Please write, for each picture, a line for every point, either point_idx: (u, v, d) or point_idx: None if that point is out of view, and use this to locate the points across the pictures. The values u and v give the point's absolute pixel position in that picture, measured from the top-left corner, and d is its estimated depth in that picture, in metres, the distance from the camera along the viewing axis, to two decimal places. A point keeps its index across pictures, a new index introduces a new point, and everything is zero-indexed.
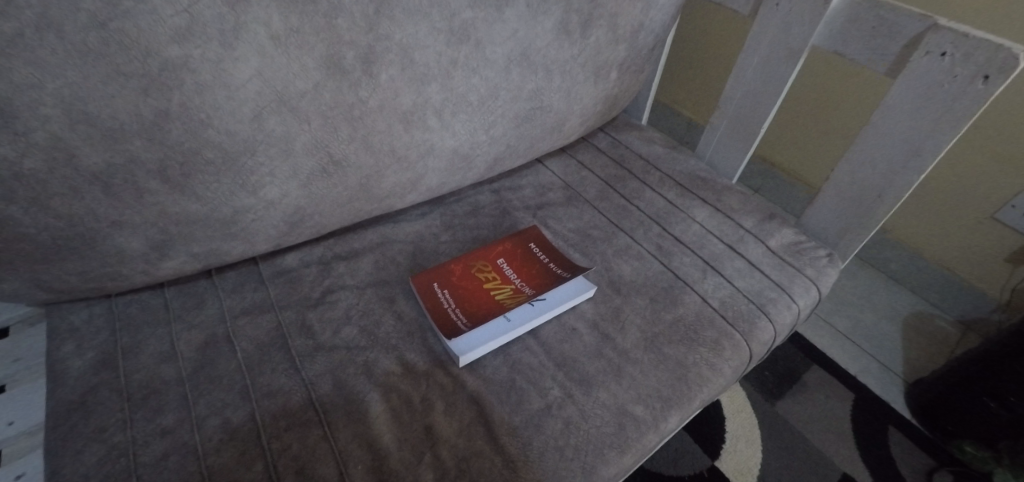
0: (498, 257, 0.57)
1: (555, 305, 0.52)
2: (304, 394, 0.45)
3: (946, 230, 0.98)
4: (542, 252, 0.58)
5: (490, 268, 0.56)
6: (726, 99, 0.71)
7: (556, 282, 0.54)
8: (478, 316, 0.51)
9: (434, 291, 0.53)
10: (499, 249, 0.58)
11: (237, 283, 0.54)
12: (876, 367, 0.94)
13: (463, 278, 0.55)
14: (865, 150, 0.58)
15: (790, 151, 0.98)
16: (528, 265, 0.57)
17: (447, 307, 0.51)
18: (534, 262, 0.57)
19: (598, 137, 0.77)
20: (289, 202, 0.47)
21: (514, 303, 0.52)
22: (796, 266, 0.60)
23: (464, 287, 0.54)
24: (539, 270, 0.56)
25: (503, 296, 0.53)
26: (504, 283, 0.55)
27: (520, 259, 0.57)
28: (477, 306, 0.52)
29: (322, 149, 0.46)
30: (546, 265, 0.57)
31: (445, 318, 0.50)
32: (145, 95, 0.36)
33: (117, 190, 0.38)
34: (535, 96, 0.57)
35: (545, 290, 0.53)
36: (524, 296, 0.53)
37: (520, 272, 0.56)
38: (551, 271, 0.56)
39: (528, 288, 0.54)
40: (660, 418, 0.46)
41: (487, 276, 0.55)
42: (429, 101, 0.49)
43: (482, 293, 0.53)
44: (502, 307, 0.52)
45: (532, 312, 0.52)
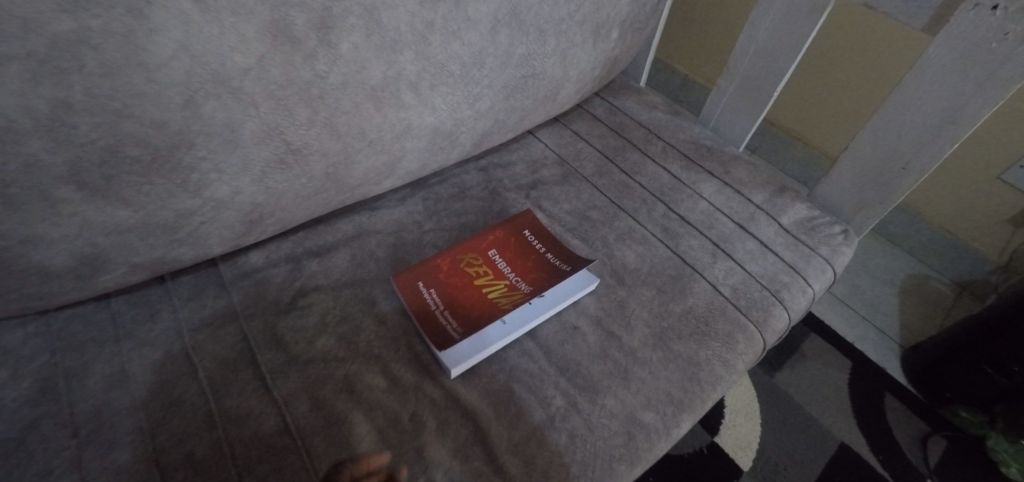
0: (489, 248, 0.52)
1: (555, 303, 0.48)
2: (278, 418, 0.40)
3: (950, 192, 0.94)
4: (538, 240, 0.53)
5: (481, 261, 0.51)
6: (736, 58, 0.64)
7: (557, 276, 0.50)
8: (471, 320, 0.46)
9: (420, 291, 0.48)
10: (490, 238, 0.53)
11: (194, 289, 0.47)
12: (873, 333, 0.93)
13: (451, 275, 0.49)
14: (891, 118, 0.52)
15: (805, 114, 0.92)
16: (524, 256, 0.52)
17: (436, 310, 0.47)
18: (529, 253, 0.52)
19: (593, 103, 0.70)
20: (243, 200, 0.40)
21: (510, 303, 0.47)
22: (811, 246, 0.56)
23: (453, 285, 0.49)
24: (536, 263, 0.51)
25: (498, 295, 0.48)
26: (498, 279, 0.50)
27: (514, 250, 0.52)
28: (469, 307, 0.47)
29: (276, 136, 0.38)
30: (544, 256, 0.52)
31: (434, 324, 0.45)
32: (35, 83, 0.28)
33: (19, 202, 0.31)
34: (527, 62, 0.49)
35: (544, 287, 0.49)
36: (522, 294, 0.48)
37: (515, 266, 0.51)
38: (549, 264, 0.51)
39: (525, 285, 0.49)
40: (672, 425, 0.43)
41: (478, 271, 0.50)
42: (403, 73, 0.42)
43: (474, 292, 0.48)
44: (497, 308, 0.47)
45: (531, 311, 0.47)
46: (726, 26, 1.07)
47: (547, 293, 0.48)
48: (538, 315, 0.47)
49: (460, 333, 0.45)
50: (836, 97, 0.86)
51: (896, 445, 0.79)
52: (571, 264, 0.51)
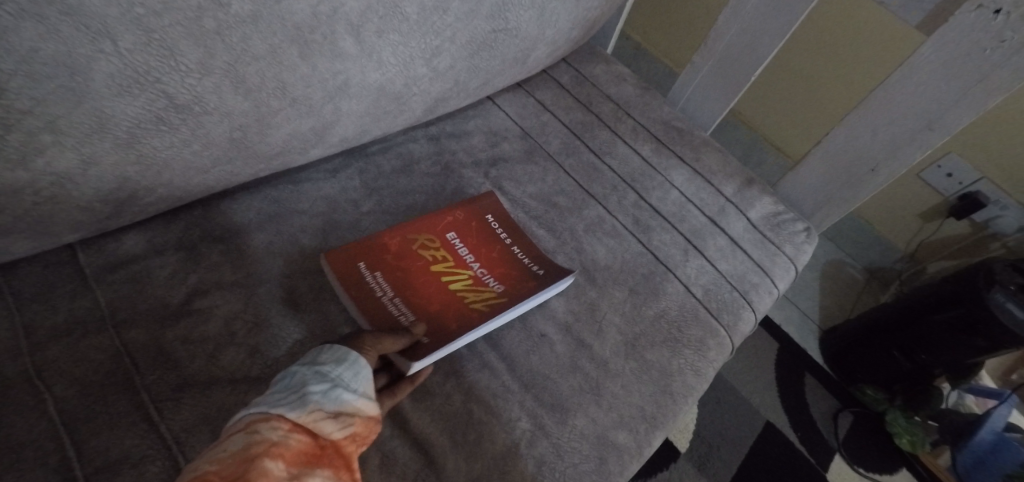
0: (448, 231, 0.44)
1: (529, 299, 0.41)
2: (167, 462, 0.30)
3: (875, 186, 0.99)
4: (505, 228, 0.46)
5: (439, 246, 0.43)
6: (716, 33, 0.58)
7: (531, 272, 0.43)
8: (429, 315, 0.39)
9: (365, 275, 0.39)
10: (449, 219, 0.45)
11: (39, 284, 0.34)
12: (797, 315, 0.99)
13: (404, 257, 0.41)
14: (867, 118, 0.50)
15: (771, 112, 0.90)
16: (490, 245, 0.45)
17: (384, 299, 0.39)
18: (497, 243, 0.45)
19: (559, 68, 0.62)
20: (103, 172, 0.28)
21: (476, 298, 0.41)
22: (776, 243, 0.54)
23: (406, 271, 0.41)
24: (504, 254, 0.45)
25: (461, 288, 0.41)
26: (460, 269, 0.43)
27: (479, 237, 0.45)
28: (427, 299, 0.40)
29: (149, 84, 0.27)
30: (514, 249, 0.45)
31: (384, 316, 0.38)
32: None
33: None
34: (498, 14, 0.40)
35: (516, 283, 0.42)
36: (490, 290, 0.41)
37: (480, 256, 0.44)
38: (519, 257, 0.45)
39: (493, 279, 0.42)
40: (644, 443, 0.39)
41: (436, 256, 0.43)
42: (341, 10, 0.31)
43: (432, 281, 0.41)
44: (461, 304, 0.40)
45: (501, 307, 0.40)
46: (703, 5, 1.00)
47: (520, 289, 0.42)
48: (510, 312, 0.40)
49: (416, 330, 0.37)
50: (804, 93, 0.84)
51: (812, 421, 0.85)
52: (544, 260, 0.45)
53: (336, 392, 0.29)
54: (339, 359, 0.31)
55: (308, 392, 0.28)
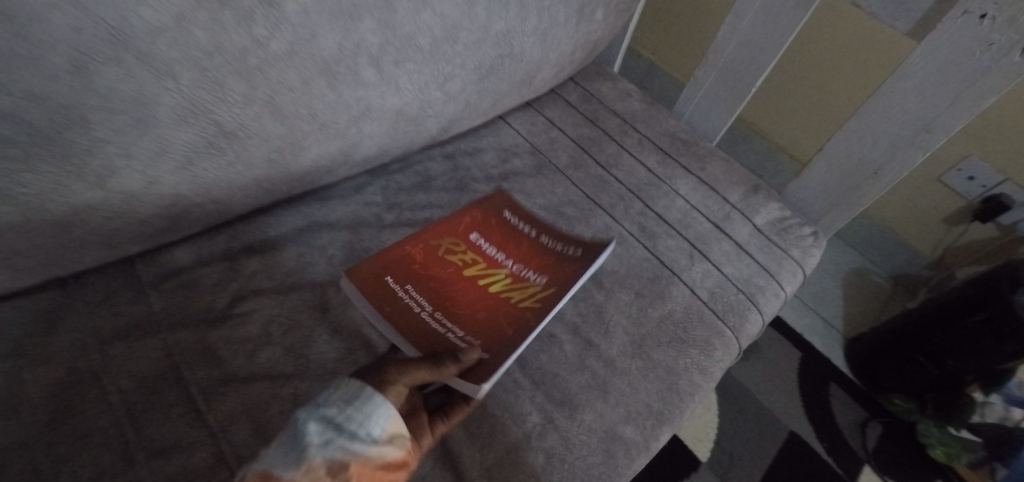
0: (469, 231, 0.48)
1: (568, 288, 0.45)
2: (212, 448, 0.34)
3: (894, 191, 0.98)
4: (521, 220, 0.51)
5: (465, 248, 0.47)
6: (716, 48, 0.61)
7: (564, 261, 0.47)
8: (477, 324, 0.42)
9: (400, 293, 0.43)
10: (469, 219, 0.49)
11: (104, 292, 0.39)
12: (820, 324, 0.98)
13: (432, 268, 0.45)
14: (866, 123, 0.52)
15: (775, 117, 0.93)
16: (514, 238, 0.49)
17: (428, 315, 0.42)
18: (520, 235, 0.49)
19: (567, 87, 0.66)
20: (162, 191, 0.33)
21: (518, 295, 0.44)
22: (783, 248, 0.55)
23: (439, 282, 0.44)
24: (530, 245, 0.49)
25: (500, 287, 0.45)
26: (491, 268, 0.46)
27: (501, 231, 0.49)
28: (468, 305, 0.43)
29: (202, 114, 0.31)
30: (539, 239, 0.49)
31: (431, 332, 0.41)
32: None
33: None
34: (504, 41, 0.44)
35: (552, 273, 0.46)
36: (529, 283, 0.45)
37: (507, 250, 0.48)
38: (546, 246, 0.49)
39: (529, 272, 0.46)
40: (651, 438, 0.41)
41: (465, 259, 0.46)
42: (363, 45, 0.36)
43: (466, 287, 0.44)
44: (506, 302, 0.43)
45: (545, 299, 0.44)
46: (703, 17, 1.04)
47: (557, 279, 0.46)
48: (554, 304, 0.44)
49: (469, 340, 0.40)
50: (806, 97, 0.87)
51: (838, 432, 0.84)
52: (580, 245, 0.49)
53: (339, 439, 0.30)
54: (350, 399, 0.32)
55: (314, 445, 0.29)
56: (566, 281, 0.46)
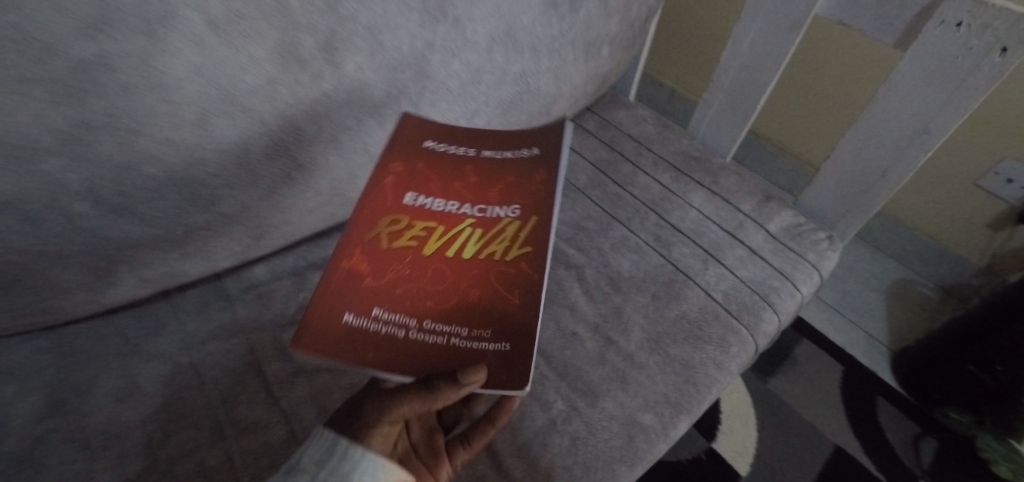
0: (399, 193, 0.43)
1: (545, 199, 0.43)
2: (286, 427, 0.41)
3: (911, 186, 0.99)
4: (460, 157, 0.46)
5: (402, 216, 0.42)
6: (721, 72, 0.66)
7: (528, 169, 0.46)
8: (481, 310, 0.37)
9: (366, 325, 0.35)
10: (391, 177, 0.44)
11: (200, 303, 0.48)
12: (862, 337, 0.95)
13: (384, 273, 0.39)
14: (867, 129, 0.55)
15: (786, 128, 1.03)
16: (454, 172, 0.45)
17: (417, 331, 0.35)
18: (460, 162, 0.46)
19: (585, 116, 0.72)
20: (251, 215, 0.42)
21: (503, 244, 0.41)
22: (798, 251, 0.58)
23: (398, 280, 0.38)
24: (476, 171, 0.46)
25: (475, 243, 0.41)
26: (451, 228, 0.42)
27: (430, 170, 0.45)
28: (450, 289, 0.38)
29: (282, 152, 0.40)
30: (483, 157, 0.47)
31: (428, 349, 0.35)
32: (58, 104, 0.29)
33: (41, 219, 0.33)
34: (521, 79, 0.51)
35: (521, 193, 0.44)
36: (501, 216, 0.42)
37: (453, 194, 0.44)
38: (496, 178, 0.45)
39: (494, 203, 0.43)
40: (669, 426, 0.44)
41: (416, 234, 0.41)
42: (404, 91, 0.44)
43: (433, 268, 0.39)
44: (496, 260, 0.40)
45: (532, 225, 0.42)
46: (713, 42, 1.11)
47: (529, 196, 0.44)
48: (547, 229, 0.41)
49: (487, 334, 0.36)
50: (812, 106, 0.96)
51: (888, 447, 0.81)
52: (532, 144, 0.48)
53: None
54: (327, 456, 0.31)
55: None
56: (539, 194, 0.44)
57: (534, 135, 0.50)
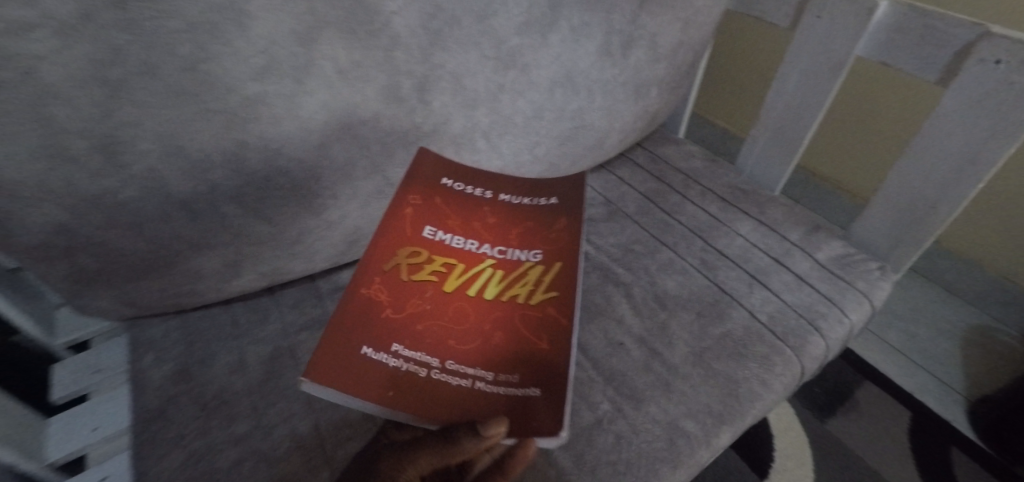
0: (419, 227, 0.46)
1: (569, 248, 0.46)
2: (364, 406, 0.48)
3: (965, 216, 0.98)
4: (480, 197, 0.50)
5: (422, 250, 0.45)
6: (767, 110, 0.70)
7: (549, 217, 0.50)
8: (504, 351, 0.39)
9: (384, 360, 0.37)
10: (411, 210, 0.47)
11: (297, 299, 0.57)
12: (934, 384, 0.90)
13: (403, 306, 0.41)
14: (914, 161, 0.57)
15: (832, 160, 1.09)
16: (473, 214, 0.49)
17: (440, 371, 0.36)
18: (478, 204, 0.50)
19: (636, 151, 0.78)
20: (348, 223, 0.51)
21: (527, 288, 0.43)
22: (846, 279, 0.59)
23: (418, 316, 0.40)
24: (495, 214, 0.49)
25: (497, 284, 0.43)
26: (471, 267, 0.45)
27: (448, 207, 0.49)
28: (471, 328, 0.40)
29: (378, 172, 0.48)
30: (501, 201, 0.51)
31: (451, 390, 0.35)
32: (229, 128, 0.39)
33: (201, 216, 0.42)
34: (577, 116, 0.58)
35: (543, 239, 0.47)
36: (523, 261, 0.45)
37: (472, 233, 0.47)
38: (513, 221, 0.49)
39: (513, 247, 0.47)
40: (712, 434, 0.46)
41: (436, 270, 0.44)
42: (478, 124, 0.52)
43: (454, 305, 0.41)
44: (519, 303, 0.42)
45: (553, 271, 0.45)
46: (756, 83, 1.16)
47: (551, 243, 0.47)
48: (570, 276, 0.44)
49: (515, 379, 0.37)
50: (856, 139, 1.02)
51: None
52: (552, 192, 0.52)
53: None
54: None
55: None
56: (561, 241, 0.47)
57: (552, 184, 0.54)
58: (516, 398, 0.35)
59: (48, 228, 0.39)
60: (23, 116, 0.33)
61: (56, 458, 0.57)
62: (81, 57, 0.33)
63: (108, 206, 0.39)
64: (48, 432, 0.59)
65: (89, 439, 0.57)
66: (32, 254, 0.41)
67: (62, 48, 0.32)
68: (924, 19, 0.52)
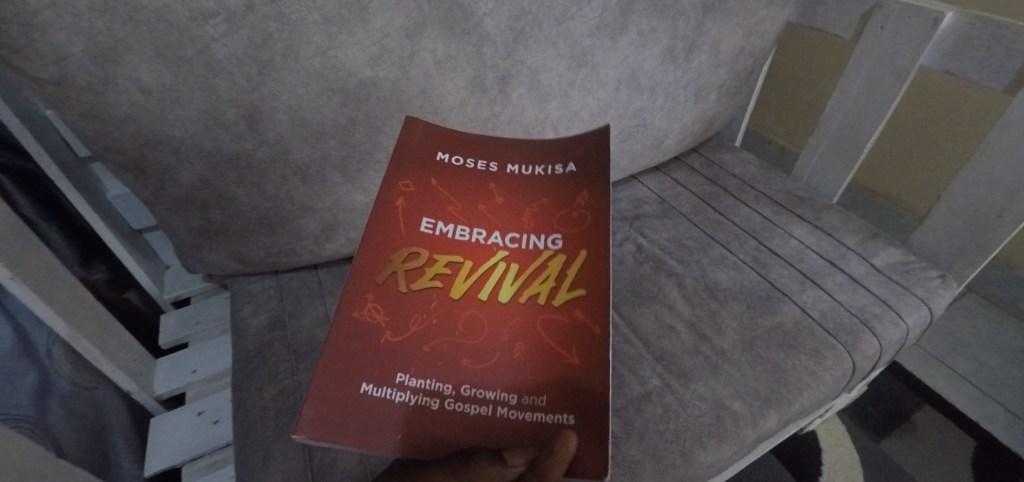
0: (414, 222, 0.42)
1: (595, 227, 0.40)
2: None
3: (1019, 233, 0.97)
4: (487, 179, 0.45)
5: (420, 249, 0.41)
6: (826, 119, 0.72)
7: (569, 190, 0.43)
8: (527, 368, 0.34)
9: (389, 396, 0.33)
10: (402, 200, 0.42)
11: None
12: (1003, 414, 0.86)
13: (405, 325, 0.37)
14: (980, 169, 0.57)
15: (890, 175, 1.13)
16: (477, 199, 0.44)
17: (454, 400, 0.33)
18: (484, 181, 0.45)
19: (692, 156, 0.81)
20: None
21: (548, 285, 0.38)
22: (905, 285, 0.59)
23: (424, 334, 0.36)
24: (502, 193, 0.44)
25: (511, 283, 0.39)
26: (480, 263, 0.40)
27: (446, 191, 0.44)
28: (485, 343, 0.36)
29: None
30: (510, 175, 0.45)
31: (469, 421, 0.32)
32: (344, 105, 0.46)
33: (311, 180, 0.50)
34: (639, 115, 0.63)
35: (562, 220, 0.41)
36: (543, 250, 0.40)
37: (478, 221, 0.42)
38: (526, 199, 0.43)
39: (529, 234, 0.41)
40: (759, 415, 0.48)
41: (439, 273, 0.40)
42: (548, 117, 0.57)
43: (463, 316, 0.37)
44: (541, 305, 0.37)
45: (577, 259, 0.39)
46: (815, 98, 1.17)
47: (574, 223, 0.41)
48: (598, 262, 0.38)
49: (543, 402, 0.33)
50: (915, 154, 1.06)
51: None
52: (568, 156, 0.46)
53: None
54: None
55: None
56: (584, 219, 0.41)
57: (569, 142, 0.47)
58: (546, 428, 0.31)
59: (194, 183, 0.47)
60: (194, 86, 0.41)
61: (162, 393, 0.66)
62: (242, 41, 0.41)
63: (243, 166, 0.46)
64: (156, 370, 0.68)
65: (189, 379, 0.66)
66: (176, 204, 0.49)
67: (230, 33, 0.40)
68: (992, 30, 0.53)
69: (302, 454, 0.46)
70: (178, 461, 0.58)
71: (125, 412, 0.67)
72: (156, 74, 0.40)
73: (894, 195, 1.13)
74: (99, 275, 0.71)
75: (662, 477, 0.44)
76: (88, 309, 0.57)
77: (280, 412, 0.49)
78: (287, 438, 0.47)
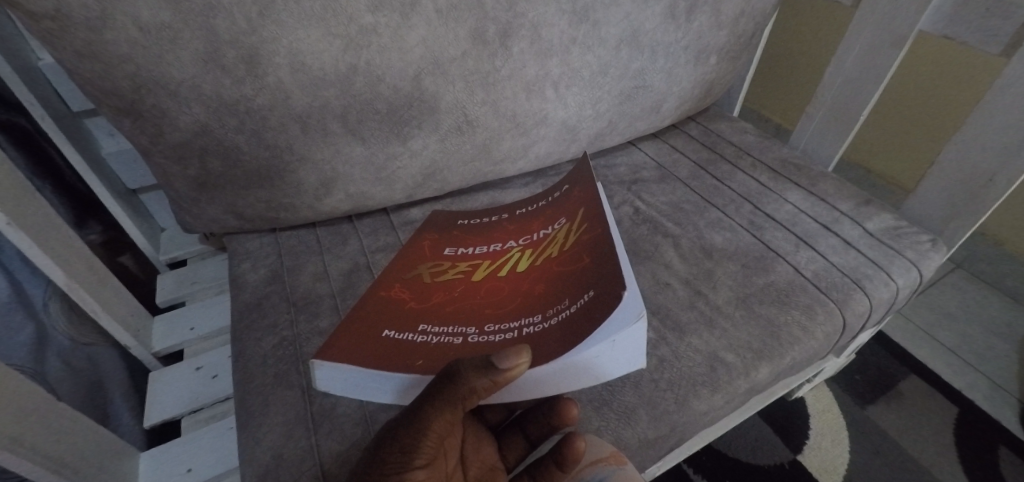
0: (437, 249, 0.52)
1: (585, 209, 0.52)
2: None
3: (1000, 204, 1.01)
4: (496, 219, 0.57)
5: (444, 262, 0.50)
6: (825, 86, 0.72)
7: (565, 197, 0.55)
8: (542, 300, 0.42)
9: (413, 337, 0.39)
10: (427, 242, 0.54)
11: (373, 227, 0.63)
12: (984, 383, 0.88)
13: (428, 297, 0.45)
14: (970, 133, 0.59)
15: (883, 147, 1.15)
16: (491, 232, 0.55)
17: (477, 334, 0.39)
18: (495, 223, 0.56)
19: (690, 125, 0.81)
20: (427, 155, 0.56)
21: (552, 249, 0.48)
22: (896, 248, 0.60)
23: (447, 301, 0.44)
24: (514, 224, 0.55)
25: (524, 260, 0.48)
26: (496, 259, 0.50)
27: (464, 233, 0.55)
28: (506, 296, 0.44)
29: (460, 109, 0.54)
30: (518, 214, 0.56)
31: (492, 345, 0.38)
32: (344, 53, 0.46)
33: (311, 130, 0.49)
34: (639, 76, 0.63)
35: (564, 214, 0.53)
36: (551, 236, 0.50)
37: (493, 240, 0.53)
38: (534, 216, 0.55)
39: (538, 233, 0.52)
40: (751, 367, 0.49)
41: (460, 270, 0.49)
42: (549, 74, 0.57)
43: (484, 287, 0.45)
44: (548, 261, 0.46)
45: (579, 227, 0.49)
46: (814, 70, 1.18)
47: (571, 212, 0.52)
48: (594, 220, 0.49)
49: (557, 311, 0.39)
50: (908, 125, 1.08)
51: None
52: (566, 181, 0.57)
53: None
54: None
55: None
56: (578, 207, 0.52)
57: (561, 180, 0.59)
58: (563, 323, 0.37)
59: (192, 128, 0.46)
60: (194, 25, 0.41)
61: (160, 349, 0.66)
62: None
63: (241, 111, 0.46)
64: (153, 328, 0.68)
65: (187, 336, 0.67)
66: (174, 152, 0.48)
67: None
68: None
69: (301, 399, 0.46)
70: (177, 413, 0.59)
71: (121, 368, 0.67)
72: (154, 11, 0.39)
73: (886, 168, 1.16)
74: (95, 237, 0.71)
75: (658, 423, 0.45)
76: (85, 261, 0.57)
77: (279, 361, 0.49)
78: (288, 385, 0.47)
